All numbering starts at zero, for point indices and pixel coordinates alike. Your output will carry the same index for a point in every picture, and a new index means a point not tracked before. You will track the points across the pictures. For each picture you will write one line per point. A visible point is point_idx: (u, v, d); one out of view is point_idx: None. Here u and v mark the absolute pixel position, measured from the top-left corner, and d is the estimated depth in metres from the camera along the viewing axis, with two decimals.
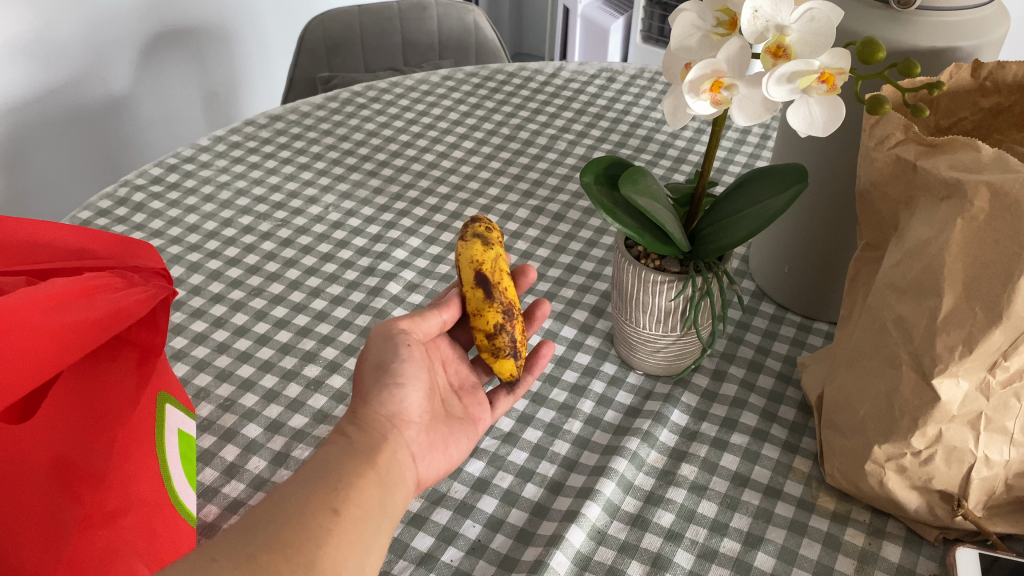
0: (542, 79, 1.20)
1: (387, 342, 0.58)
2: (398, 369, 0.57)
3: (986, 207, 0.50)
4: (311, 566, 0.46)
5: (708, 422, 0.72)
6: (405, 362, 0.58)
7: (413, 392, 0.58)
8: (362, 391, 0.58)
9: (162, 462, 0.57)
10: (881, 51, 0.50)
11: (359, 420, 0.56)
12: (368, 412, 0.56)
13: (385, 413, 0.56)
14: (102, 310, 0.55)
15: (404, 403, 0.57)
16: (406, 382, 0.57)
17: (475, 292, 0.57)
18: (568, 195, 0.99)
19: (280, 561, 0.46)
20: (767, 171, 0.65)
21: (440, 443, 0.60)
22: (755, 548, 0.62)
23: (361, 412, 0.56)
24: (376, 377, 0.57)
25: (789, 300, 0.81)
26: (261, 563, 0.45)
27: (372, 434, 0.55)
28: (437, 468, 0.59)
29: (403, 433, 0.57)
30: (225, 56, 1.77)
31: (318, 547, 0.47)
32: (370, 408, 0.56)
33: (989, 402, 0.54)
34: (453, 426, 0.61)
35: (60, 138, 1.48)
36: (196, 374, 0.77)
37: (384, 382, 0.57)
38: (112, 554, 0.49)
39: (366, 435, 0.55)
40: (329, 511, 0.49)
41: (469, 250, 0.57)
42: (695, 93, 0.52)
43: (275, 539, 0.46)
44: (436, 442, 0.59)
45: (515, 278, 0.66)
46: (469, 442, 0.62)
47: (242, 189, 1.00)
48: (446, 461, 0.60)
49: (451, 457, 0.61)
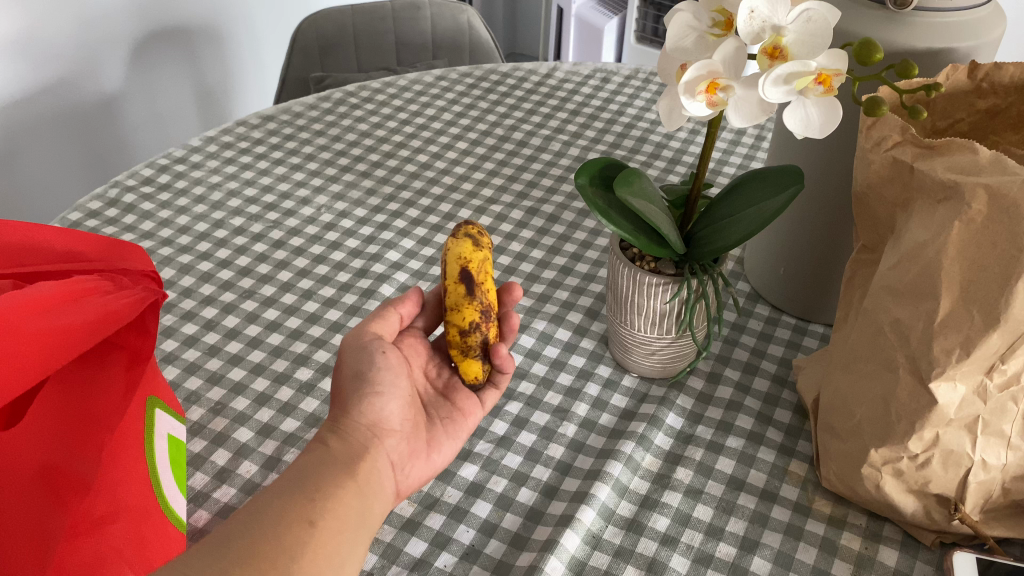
0: (536, 79, 1.19)
1: (362, 350, 0.58)
2: (376, 378, 0.57)
3: (984, 209, 0.50)
4: None
5: (702, 426, 0.71)
6: (382, 370, 0.57)
7: (392, 401, 0.57)
8: (340, 401, 0.57)
9: (152, 469, 0.56)
10: (879, 52, 0.49)
11: (340, 430, 0.55)
12: (348, 422, 0.56)
13: (365, 423, 0.56)
14: (91, 313, 0.54)
15: (384, 412, 0.57)
16: (385, 392, 0.57)
17: (460, 284, 0.56)
18: (563, 196, 0.98)
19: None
20: (762, 172, 0.64)
21: (422, 451, 0.59)
22: (751, 552, 0.62)
23: (341, 421, 0.56)
24: (354, 386, 0.57)
25: (783, 302, 0.81)
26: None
27: (351, 444, 0.55)
28: (419, 475, 0.59)
29: (382, 441, 0.56)
30: (217, 56, 1.76)
31: (294, 560, 0.46)
32: (350, 418, 0.56)
33: (986, 406, 0.54)
34: (435, 431, 0.60)
35: (51, 137, 1.47)
36: (187, 378, 0.76)
37: (363, 392, 0.56)
38: (98, 561, 0.48)
39: (346, 446, 0.54)
40: (305, 523, 0.48)
41: (458, 247, 0.57)
42: (691, 94, 0.51)
43: (250, 553, 0.46)
44: (417, 450, 0.58)
45: (501, 295, 0.65)
46: (454, 444, 0.61)
47: (233, 190, 1.00)
48: (429, 467, 0.60)
49: (434, 464, 0.60)
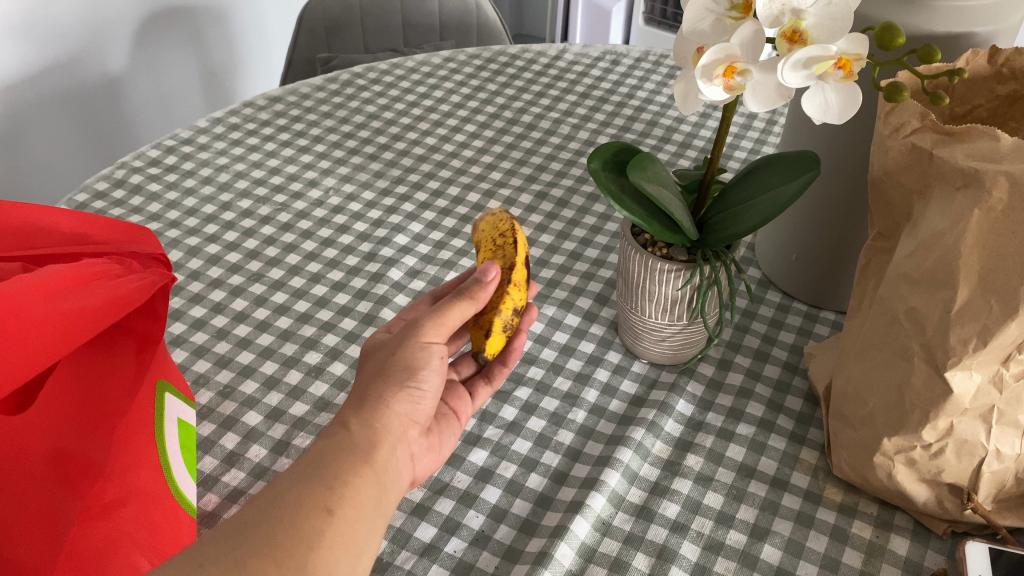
0: (545, 61, 1.18)
1: (419, 348, 0.53)
2: (423, 376, 0.53)
3: (1005, 197, 0.49)
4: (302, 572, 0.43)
5: (713, 413, 0.71)
6: (432, 371, 0.54)
7: (430, 398, 0.54)
8: (375, 384, 0.52)
9: (163, 454, 0.56)
10: (901, 37, 0.48)
11: (366, 415, 0.51)
12: (382, 409, 0.51)
13: (399, 414, 0.52)
14: (102, 297, 0.54)
15: (419, 407, 0.53)
16: (427, 389, 0.53)
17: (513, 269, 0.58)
18: (573, 180, 0.98)
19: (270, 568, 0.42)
20: (775, 158, 0.63)
21: (435, 444, 0.58)
22: (762, 540, 0.61)
23: (372, 406, 0.51)
24: (396, 374, 0.52)
25: (796, 289, 0.80)
26: (251, 570, 0.42)
27: (377, 432, 0.50)
28: (430, 466, 0.57)
29: (409, 431, 0.52)
30: (222, 36, 1.75)
31: (310, 550, 0.44)
32: (389, 408, 0.51)
33: (1002, 396, 0.53)
34: (443, 427, 0.60)
35: (57, 119, 1.47)
36: (195, 361, 0.76)
37: (403, 383, 0.53)
38: (111, 544, 0.48)
39: (370, 432, 0.50)
40: (323, 511, 0.45)
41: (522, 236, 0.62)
42: (707, 78, 0.50)
43: (267, 542, 0.43)
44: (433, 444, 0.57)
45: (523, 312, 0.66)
46: (455, 439, 0.61)
47: (241, 172, 0.99)
48: (436, 459, 0.59)
49: (443, 455, 0.59)
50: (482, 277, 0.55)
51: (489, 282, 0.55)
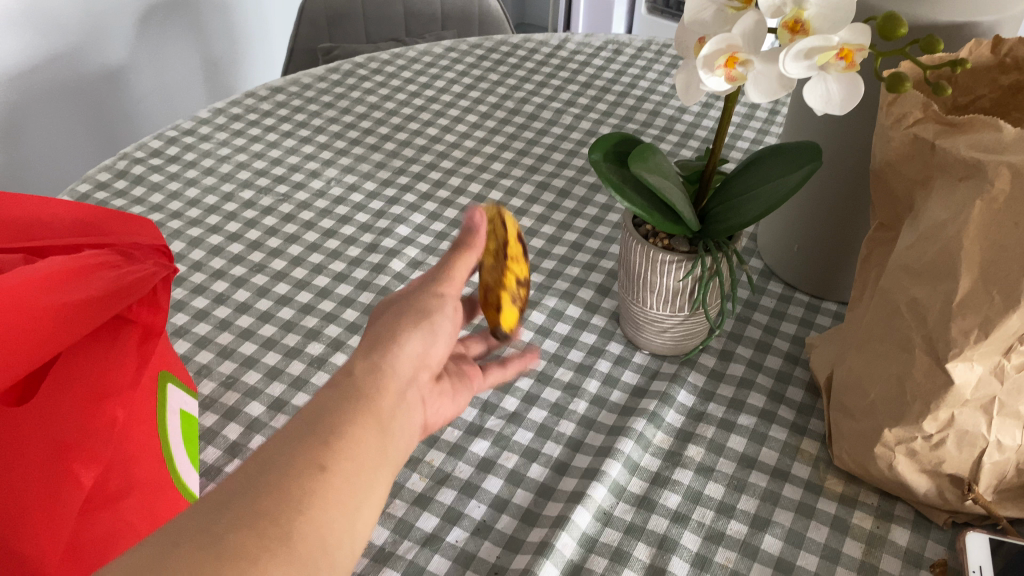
0: (547, 51, 1.18)
1: (429, 297, 0.51)
2: (435, 319, 0.50)
3: (1007, 188, 0.49)
4: (287, 536, 0.36)
5: (714, 403, 0.71)
6: (443, 317, 0.51)
7: (442, 345, 0.50)
8: (380, 332, 0.48)
9: (164, 445, 0.56)
10: (903, 26, 0.48)
11: (370, 362, 0.46)
12: (387, 351, 0.47)
13: (404, 361, 0.47)
14: (101, 289, 0.54)
15: (428, 354, 0.49)
16: (436, 334, 0.50)
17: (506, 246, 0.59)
18: (574, 170, 0.97)
19: (250, 530, 0.36)
20: (776, 149, 0.63)
21: (449, 393, 0.53)
22: (763, 531, 0.62)
23: (377, 352, 0.46)
24: (403, 319, 0.49)
25: (797, 280, 0.80)
26: (229, 532, 0.35)
27: (381, 378, 0.45)
28: (444, 415, 0.53)
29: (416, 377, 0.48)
30: (224, 25, 1.74)
31: (296, 510, 0.37)
32: (398, 352, 0.47)
33: (1004, 387, 0.53)
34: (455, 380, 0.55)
35: (59, 109, 1.47)
36: (198, 352, 0.76)
37: (414, 324, 0.49)
38: (110, 538, 0.49)
39: (374, 378, 0.45)
40: (315, 466, 0.39)
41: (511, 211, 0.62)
42: (709, 69, 0.50)
43: (251, 499, 0.37)
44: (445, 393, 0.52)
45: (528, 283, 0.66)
46: (468, 397, 0.55)
47: (243, 162, 0.99)
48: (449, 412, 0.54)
49: (457, 407, 0.54)
50: (472, 221, 0.54)
51: (479, 226, 0.54)
